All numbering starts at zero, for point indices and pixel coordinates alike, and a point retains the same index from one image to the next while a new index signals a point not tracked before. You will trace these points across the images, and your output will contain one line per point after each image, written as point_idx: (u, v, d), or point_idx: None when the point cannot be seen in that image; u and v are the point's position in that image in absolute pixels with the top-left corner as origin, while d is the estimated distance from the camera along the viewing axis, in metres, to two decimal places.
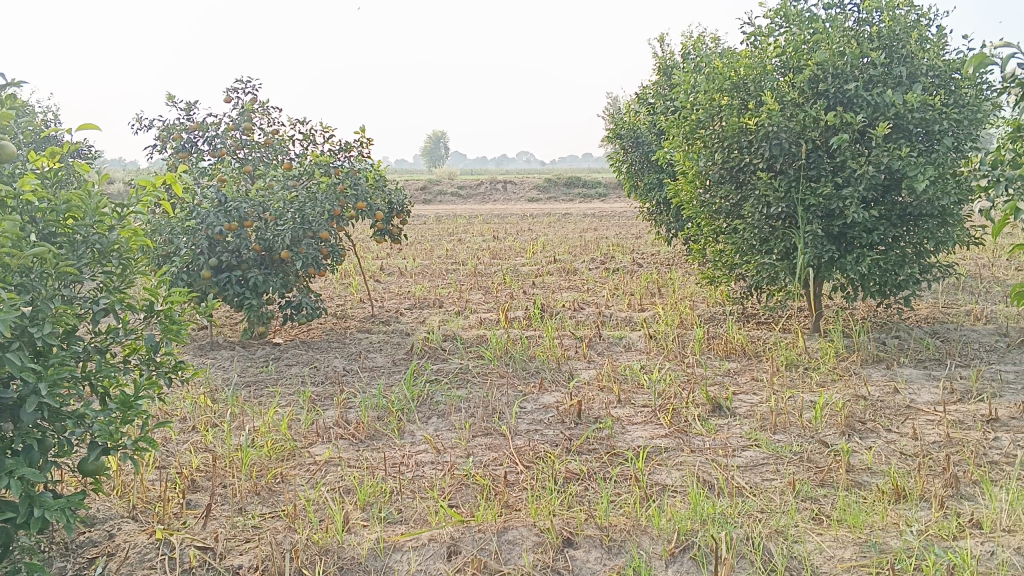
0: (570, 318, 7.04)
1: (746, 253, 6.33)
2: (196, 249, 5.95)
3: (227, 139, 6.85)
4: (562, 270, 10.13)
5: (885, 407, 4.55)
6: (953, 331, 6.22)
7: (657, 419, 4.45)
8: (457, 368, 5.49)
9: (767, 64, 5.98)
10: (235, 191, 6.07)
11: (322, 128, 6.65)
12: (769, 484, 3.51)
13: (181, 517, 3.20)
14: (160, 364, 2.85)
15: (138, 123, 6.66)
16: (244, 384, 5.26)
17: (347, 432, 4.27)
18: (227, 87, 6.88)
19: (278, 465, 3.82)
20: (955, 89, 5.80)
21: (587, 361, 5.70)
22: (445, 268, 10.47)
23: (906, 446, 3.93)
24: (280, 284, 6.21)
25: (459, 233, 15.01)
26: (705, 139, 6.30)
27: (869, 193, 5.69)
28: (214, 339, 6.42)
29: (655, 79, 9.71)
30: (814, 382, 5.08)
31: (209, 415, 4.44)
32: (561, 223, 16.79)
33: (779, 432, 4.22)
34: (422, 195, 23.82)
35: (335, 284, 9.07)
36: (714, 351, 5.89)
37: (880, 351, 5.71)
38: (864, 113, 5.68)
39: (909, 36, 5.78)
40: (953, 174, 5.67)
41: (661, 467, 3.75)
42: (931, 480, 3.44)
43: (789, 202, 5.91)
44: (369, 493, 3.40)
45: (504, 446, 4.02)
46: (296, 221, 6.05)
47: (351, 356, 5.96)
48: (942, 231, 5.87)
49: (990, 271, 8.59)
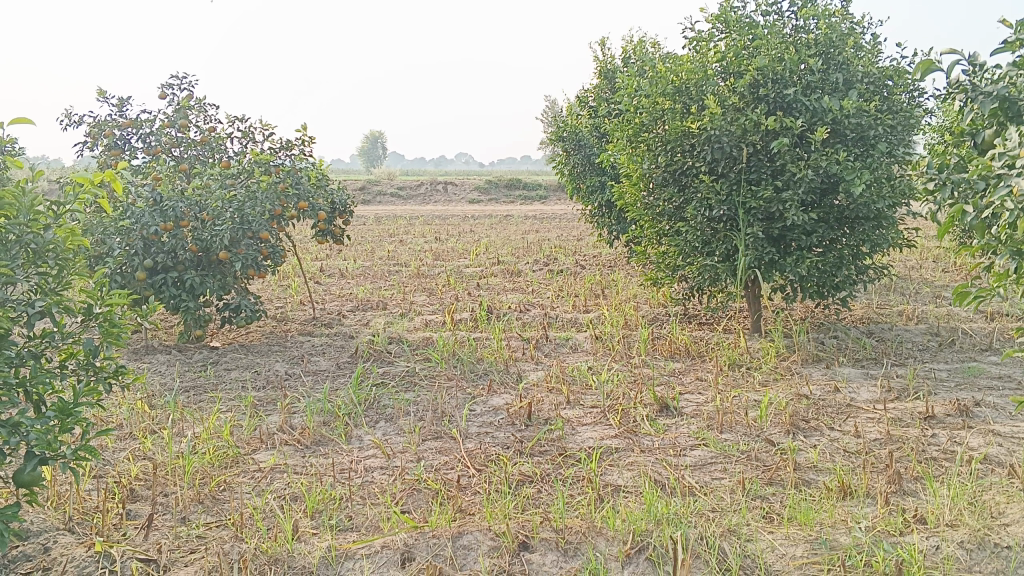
0: (516, 320, 7.02)
1: (689, 255, 6.40)
2: (130, 250, 5.75)
3: (162, 137, 6.64)
4: (505, 271, 10.11)
5: (827, 406, 4.65)
6: (888, 330, 6.41)
7: (607, 420, 4.46)
8: (404, 371, 5.42)
9: (708, 69, 6.07)
10: (170, 190, 5.88)
11: (262, 126, 6.49)
12: (719, 483, 3.55)
13: (120, 528, 3.07)
14: (100, 370, 2.73)
15: (67, 118, 6.40)
16: (183, 389, 5.09)
17: (292, 437, 4.17)
18: (162, 83, 6.68)
19: (221, 472, 3.70)
20: (888, 95, 5.96)
21: (534, 362, 5.68)
22: (386, 270, 10.34)
23: (848, 443, 4.02)
24: (218, 286, 6.04)
25: (400, 234, 14.87)
26: (648, 141, 6.35)
27: (808, 196, 5.80)
28: (149, 342, 6.21)
29: (597, 82, 9.76)
30: (757, 381, 5.17)
31: (147, 422, 4.29)
32: (502, 225, 16.78)
33: (725, 431, 4.27)
34: (361, 195, 23.54)
35: (275, 285, 8.88)
36: (659, 351, 5.94)
37: (819, 351, 5.84)
38: (802, 118, 5.79)
39: (845, 43, 5.91)
40: (887, 178, 5.83)
41: (613, 467, 3.76)
42: (875, 477, 3.52)
43: (730, 205, 6.00)
44: (318, 499, 3.32)
45: (455, 449, 3.97)
46: (235, 221, 5.90)
47: (293, 359, 5.83)
48: (877, 233, 6.03)
49: (919, 272, 8.88)
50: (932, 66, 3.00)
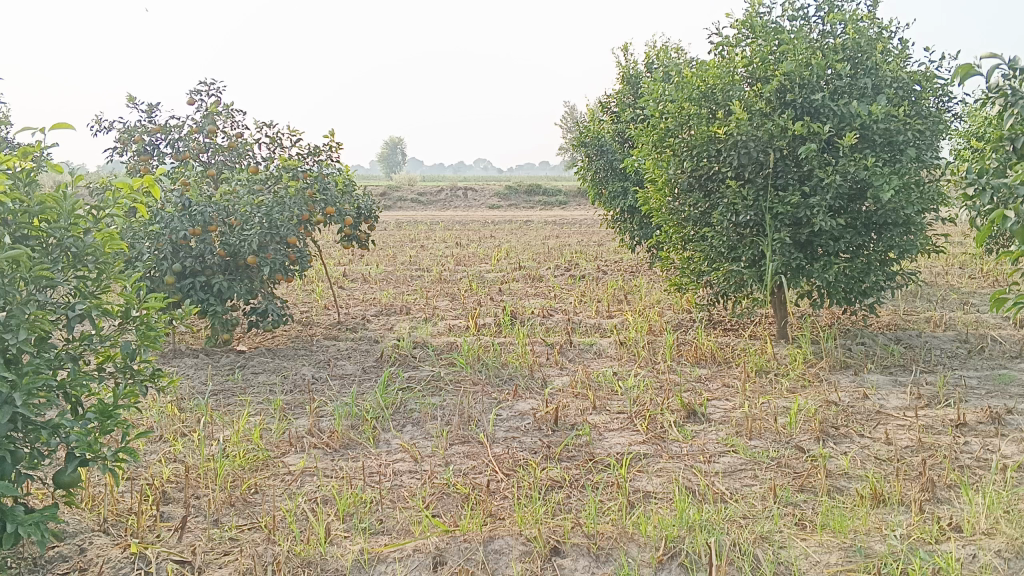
0: (540, 325, 7.02)
1: (714, 260, 6.38)
2: (159, 254, 5.81)
3: (190, 143, 6.71)
4: (527, 277, 10.11)
5: (856, 413, 4.61)
6: (916, 337, 6.35)
7: (634, 426, 4.44)
8: (430, 375, 5.43)
9: (735, 74, 6.05)
10: (199, 195, 5.95)
11: (289, 132, 6.54)
12: (750, 490, 3.53)
13: (155, 530, 3.09)
14: (138, 373, 2.75)
15: (97, 125, 6.48)
16: (211, 392, 5.13)
17: (321, 441, 4.19)
18: (190, 89, 6.74)
19: (252, 475, 3.72)
20: (917, 100, 5.91)
21: (559, 368, 5.68)
22: (409, 275, 10.37)
23: (880, 451, 3.98)
24: (245, 290, 6.09)
25: (421, 239, 14.92)
26: (674, 147, 6.33)
27: (836, 202, 5.76)
28: (177, 346, 6.26)
29: (620, 88, 9.76)
30: (785, 387, 5.13)
31: (177, 425, 4.33)
32: (523, 230, 16.80)
33: (754, 437, 4.25)
34: (382, 200, 23.65)
35: (299, 290, 8.93)
36: (684, 357, 5.92)
37: (847, 357, 5.80)
38: (830, 123, 5.75)
39: (872, 48, 5.87)
40: (916, 183, 5.78)
41: (642, 473, 3.74)
42: (908, 484, 3.49)
43: (757, 210, 5.97)
44: (349, 503, 3.33)
45: (483, 454, 3.98)
46: (262, 226, 5.94)
47: (319, 363, 5.86)
48: (906, 239, 5.97)
49: (946, 278, 8.79)
50: (972, 71, 2.97)
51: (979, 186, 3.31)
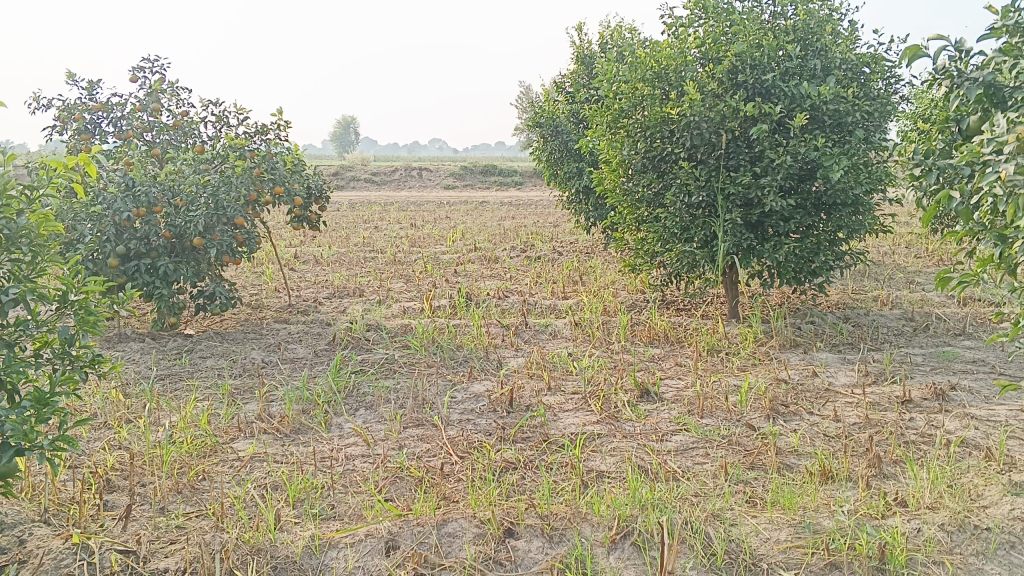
0: (495, 306, 7.00)
1: (668, 241, 6.41)
2: (102, 236, 5.65)
3: (133, 121, 6.51)
4: (483, 258, 10.07)
5: (805, 391, 4.68)
6: (864, 316, 6.47)
7: (588, 406, 4.45)
8: (383, 358, 5.38)
9: (687, 55, 6.06)
10: (142, 174, 5.77)
11: (237, 110, 6.39)
12: (701, 468, 3.56)
13: (98, 519, 3.00)
14: (76, 359, 2.65)
15: (35, 102, 6.25)
16: (158, 377, 5.02)
17: (271, 426, 4.12)
18: (132, 66, 6.54)
19: (200, 462, 3.64)
20: (865, 82, 5.98)
21: (514, 349, 5.67)
22: (363, 256, 10.26)
23: (828, 428, 4.05)
24: (192, 273, 5.95)
25: (376, 220, 14.76)
26: (628, 127, 6.33)
27: (786, 182, 5.82)
28: (122, 330, 6.11)
29: (574, 68, 9.72)
30: (737, 366, 5.19)
31: (122, 412, 4.21)
32: (478, 211, 16.71)
33: (706, 416, 4.29)
34: (335, 180, 23.32)
35: (250, 272, 8.77)
36: (638, 337, 5.96)
37: (797, 336, 5.88)
38: (781, 104, 5.79)
39: (822, 30, 5.93)
40: (864, 164, 5.87)
41: (596, 453, 3.75)
42: (856, 461, 3.55)
43: (709, 191, 6.00)
44: (300, 488, 3.28)
45: (437, 436, 3.95)
46: (210, 207, 5.81)
47: (270, 347, 5.77)
48: (854, 219, 6.06)
49: (893, 258, 8.97)
50: (919, 53, 3.00)
51: (925, 168, 3.35)
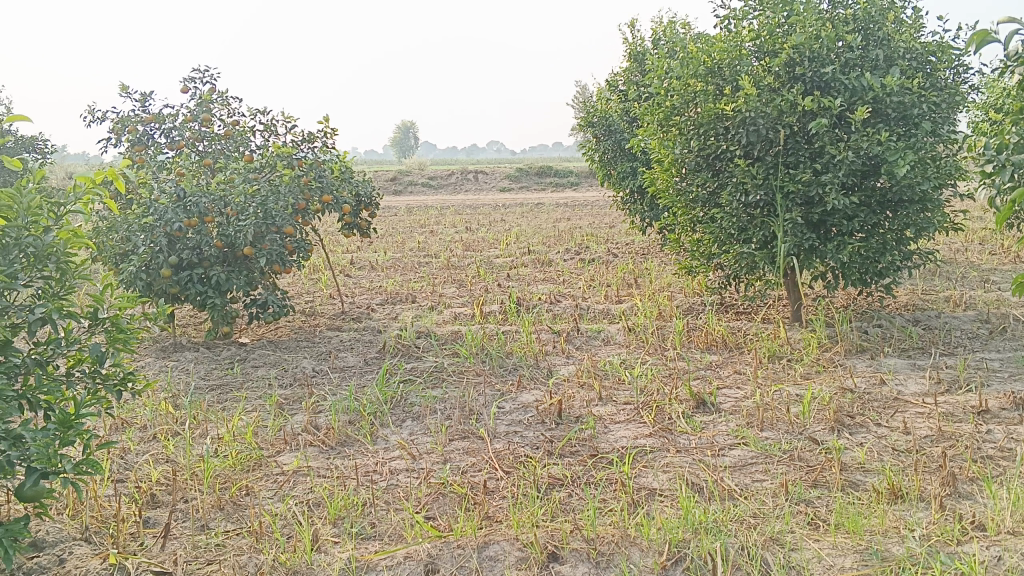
0: (546, 312, 6.87)
1: (725, 242, 6.18)
2: (155, 247, 5.69)
3: (185, 131, 6.57)
4: (536, 261, 9.95)
5: (872, 400, 4.43)
6: (935, 318, 6.13)
7: (641, 418, 4.28)
8: (432, 366, 5.29)
9: (742, 49, 5.84)
10: (193, 185, 5.80)
11: (285, 118, 6.39)
12: (759, 486, 3.37)
13: (138, 537, 2.97)
14: (107, 377, 2.64)
15: (91, 115, 6.35)
16: (208, 388, 5.01)
17: (317, 438, 4.05)
18: (184, 77, 6.60)
19: (243, 477, 3.60)
20: (932, 72, 5.68)
21: (565, 356, 5.52)
22: (416, 261, 10.23)
23: (898, 441, 3.81)
24: (244, 282, 5.96)
25: (431, 224, 14.75)
26: (681, 126, 6.12)
27: (849, 179, 5.55)
28: (177, 340, 6.15)
29: (627, 66, 9.51)
30: (799, 374, 4.95)
31: (170, 424, 4.21)
32: (533, 213, 16.60)
33: (766, 429, 4.08)
34: (392, 185, 23.47)
35: (304, 279, 8.81)
36: (695, 343, 5.75)
37: (863, 340, 5.60)
38: (842, 97, 5.53)
39: (885, 18, 5.64)
40: (932, 158, 5.58)
41: (648, 469, 3.59)
42: (928, 478, 3.32)
43: (768, 189, 5.75)
44: (341, 506, 3.20)
45: (483, 450, 3.84)
46: (258, 216, 5.81)
47: (320, 355, 5.74)
48: (922, 217, 5.75)
49: (965, 256, 8.55)
50: (987, 38, 2.77)
51: (998, 164, 3.15)
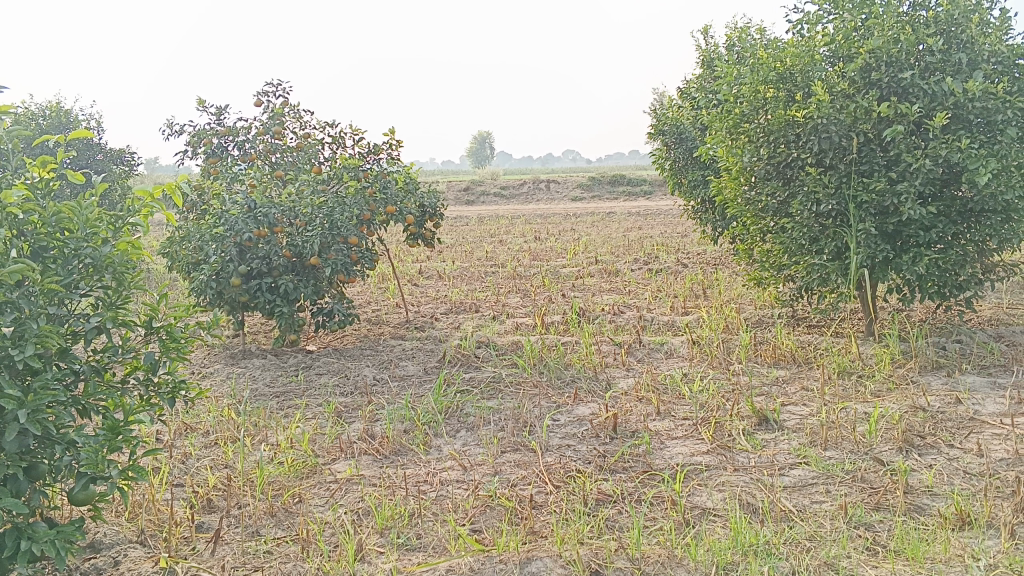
0: (609, 323, 6.79)
1: (795, 253, 5.98)
2: (225, 256, 5.84)
3: (258, 144, 6.77)
4: (603, 271, 9.86)
5: (946, 420, 4.22)
6: (1020, 334, 5.82)
7: (699, 434, 4.18)
8: (490, 376, 5.28)
9: (816, 54, 5.67)
10: (263, 196, 5.94)
11: (353, 131, 6.49)
12: (819, 508, 3.24)
13: (190, 542, 3.06)
14: (160, 385, 2.70)
15: (169, 129, 6.59)
16: (271, 395, 5.12)
17: (371, 447, 4.09)
18: (258, 91, 6.78)
19: (297, 484, 3.65)
20: (1020, 76, 5.38)
21: (625, 369, 5.45)
22: (484, 271, 10.27)
23: (970, 464, 3.62)
24: (312, 291, 6.06)
25: (501, 233, 14.78)
26: (749, 133, 5.97)
27: (926, 188, 5.32)
28: (246, 347, 6.31)
29: (699, 73, 9.34)
30: (869, 392, 4.76)
31: (231, 429, 4.31)
32: (605, 222, 16.49)
33: (830, 448, 3.92)
34: (464, 195, 23.67)
35: (373, 288, 8.94)
36: (761, 357, 5.59)
37: (940, 357, 5.35)
38: (920, 103, 5.31)
39: (969, 20, 5.38)
40: (1017, 166, 5.30)
41: (701, 487, 3.49)
42: (1000, 505, 3.14)
43: (840, 199, 5.56)
44: (388, 515, 3.22)
45: (534, 463, 3.81)
46: (325, 227, 5.93)
47: (382, 364, 5.80)
48: (1006, 228, 5.46)
49: None
50: None
51: None
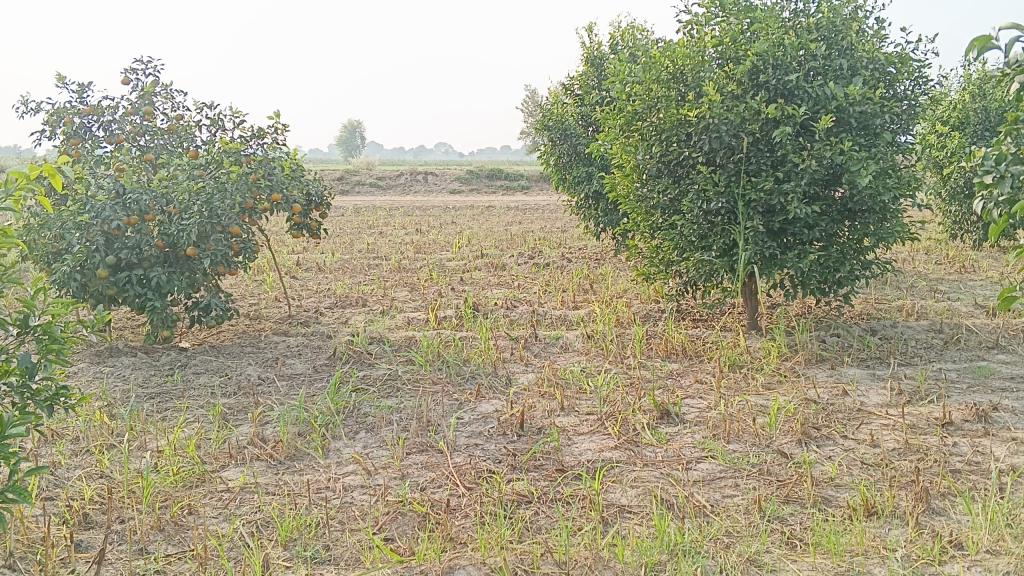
0: (503, 317, 6.70)
1: (685, 249, 6.07)
2: (91, 246, 5.34)
3: (126, 125, 6.23)
4: (489, 265, 9.78)
5: (836, 411, 4.38)
6: (891, 328, 6.15)
7: (605, 429, 4.14)
8: (385, 374, 5.08)
9: (704, 55, 5.75)
10: (134, 180, 5.49)
11: (232, 112, 6.09)
12: (731, 502, 3.26)
13: (69, 564, 2.76)
14: (37, 392, 2.39)
15: (24, 106, 5.97)
16: (146, 397, 4.70)
17: (264, 452, 3.82)
18: (125, 67, 6.25)
19: (186, 494, 3.35)
20: (892, 82, 5.67)
21: (524, 364, 5.36)
22: (366, 263, 9.96)
23: (866, 455, 3.75)
24: (186, 284, 5.63)
25: (380, 225, 14.43)
26: (643, 131, 6.01)
27: (811, 188, 5.52)
28: (112, 344, 5.80)
29: (583, 70, 9.43)
30: (760, 385, 4.88)
31: (105, 435, 3.93)
32: (485, 216, 16.44)
33: (733, 441, 3.97)
34: (339, 184, 23.03)
35: (248, 282, 8.48)
36: (654, 351, 5.64)
37: (822, 350, 5.57)
38: (806, 105, 5.47)
39: (848, 28, 5.59)
40: (892, 168, 5.59)
41: (616, 484, 3.45)
42: (901, 494, 3.26)
43: (729, 196, 5.67)
44: (293, 527, 3.01)
45: (443, 464, 3.66)
46: (203, 215, 5.51)
47: (267, 361, 5.47)
48: (882, 226, 5.73)
49: (913, 266, 8.70)
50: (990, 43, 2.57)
51: (997, 174, 2.99)
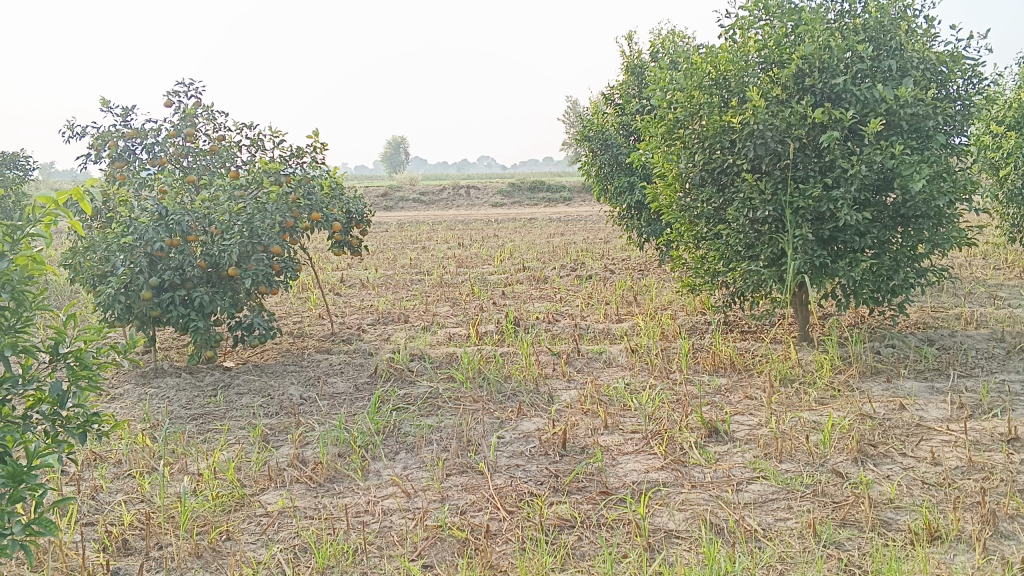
0: (546, 331, 6.60)
1: (731, 260, 5.91)
2: (134, 268, 5.38)
3: (169, 147, 6.30)
4: (532, 278, 9.69)
5: (894, 427, 4.18)
6: (949, 337, 5.90)
7: (651, 448, 4.01)
8: (426, 392, 5.01)
9: (747, 60, 5.59)
10: (175, 202, 5.52)
11: (272, 132, 6.13)
12: (784, 526, 3.11)
13: None
14: (69, 420, 2.36)
15: (70, 131, 6.07)
16: (188, 419, 4.70)
17: (304, 474, 3.77)
18: (167, 90, 6.33)
19: (224, 519, 3.32)
20: (944, 83, 5.46)
21: (567, 380, 5.26)
22: (408, 279, 9.94)
23: (927, 474, 3.57)
24: (229, 304, 5.65)
25: (423, 240, 14.42)
26: (684, 139, 5.88)
27: (861, 194, 5.32)
28: (157, 365, 5.84)
29: (623, 79, 9.31)
30: (812, 399, 4.71)
31: (146, 458, 3.92)
32: (527, 229, 16.35)
33: (785, 460, 3.81)
34: (382, 200, 23.11)
35: (292, 300, 8.52)
36: (701, 365, 5.49)
37: (877, 361, 5.35)
38: (853, 109, 5.29)
39: (897, 28, 5.41)
40: (946, 172, 5.37)
41: (663, 507, 3.32)
42: (966, 516, 3.08)
43: (776, 204, 5.49)
44: (330, 554, 2.95)
45: (483, 487, 3.58)
46: (243, 235, 5.50)
47: (308, 381, 5.43)
48: (937, 232, 5.50)
49: (971, 272, 8.39)
50: None
51: None
